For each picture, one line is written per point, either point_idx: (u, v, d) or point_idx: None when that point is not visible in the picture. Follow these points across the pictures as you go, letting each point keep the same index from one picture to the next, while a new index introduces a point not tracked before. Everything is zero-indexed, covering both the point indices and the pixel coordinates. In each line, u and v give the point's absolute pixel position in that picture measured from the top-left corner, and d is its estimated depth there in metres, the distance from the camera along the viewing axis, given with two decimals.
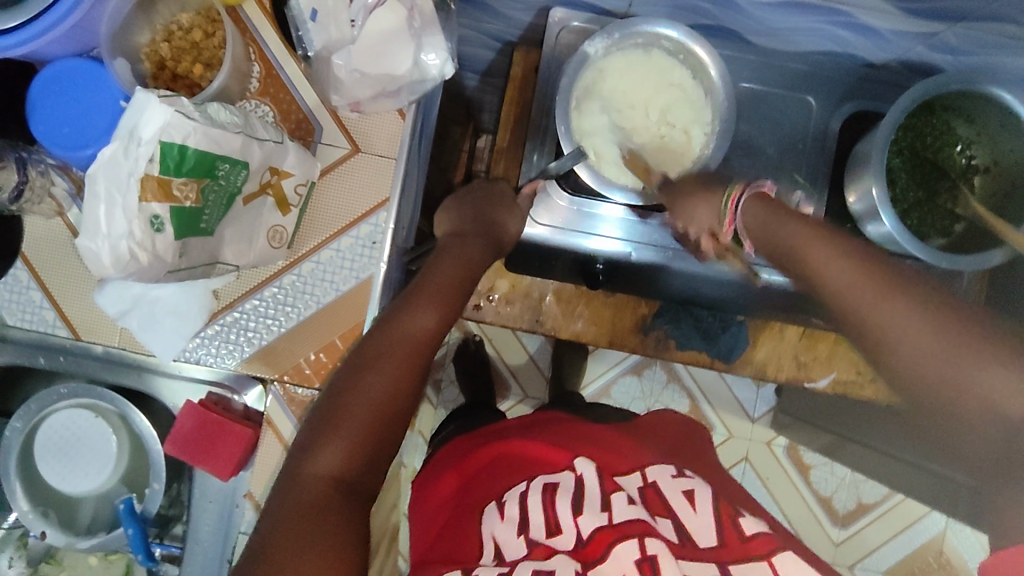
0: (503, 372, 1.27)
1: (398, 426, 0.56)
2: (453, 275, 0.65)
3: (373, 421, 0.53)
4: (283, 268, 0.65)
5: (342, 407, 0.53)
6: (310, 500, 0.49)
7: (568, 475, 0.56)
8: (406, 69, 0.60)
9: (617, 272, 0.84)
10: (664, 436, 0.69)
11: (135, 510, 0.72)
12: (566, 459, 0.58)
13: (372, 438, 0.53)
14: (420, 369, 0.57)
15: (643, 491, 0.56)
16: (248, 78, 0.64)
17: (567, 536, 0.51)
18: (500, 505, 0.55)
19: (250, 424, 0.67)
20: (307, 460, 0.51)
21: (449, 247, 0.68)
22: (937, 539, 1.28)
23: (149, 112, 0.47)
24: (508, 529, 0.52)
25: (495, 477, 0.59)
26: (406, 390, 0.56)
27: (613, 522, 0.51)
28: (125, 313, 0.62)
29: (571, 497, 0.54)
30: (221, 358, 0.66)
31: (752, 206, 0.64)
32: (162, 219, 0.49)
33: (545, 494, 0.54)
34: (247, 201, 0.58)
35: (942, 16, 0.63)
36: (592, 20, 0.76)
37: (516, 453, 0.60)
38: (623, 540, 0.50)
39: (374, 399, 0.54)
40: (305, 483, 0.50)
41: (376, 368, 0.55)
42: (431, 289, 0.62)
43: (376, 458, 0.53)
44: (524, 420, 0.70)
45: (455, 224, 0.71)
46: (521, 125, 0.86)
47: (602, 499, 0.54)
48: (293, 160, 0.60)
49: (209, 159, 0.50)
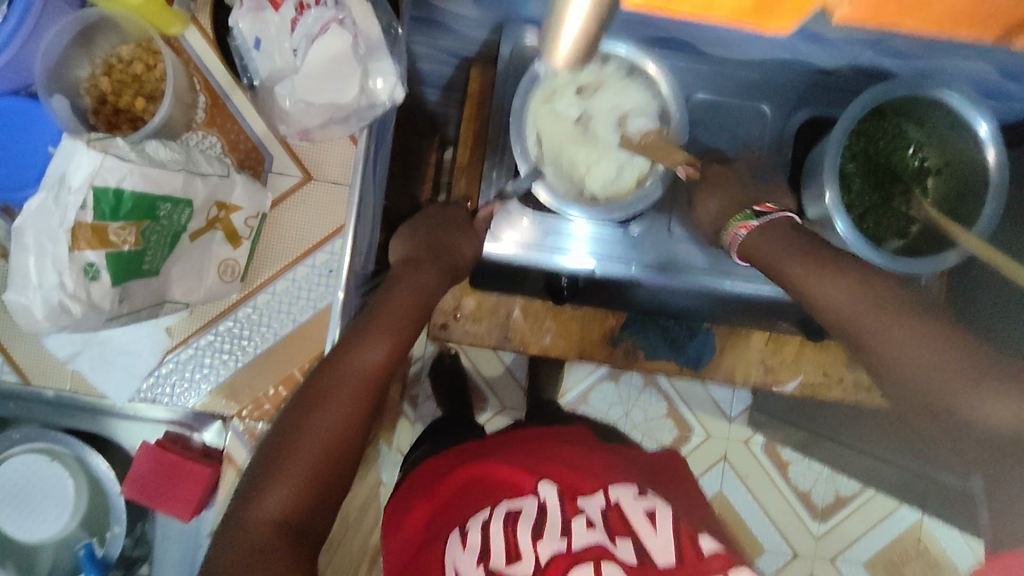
0: (479, 384, 1.26)
1: (347, 463, 0.54)
2: (407, 302, 0.62)
3: (322, 459, 0.52)
4: (238, 301, 0.64)
5: (289, 449, 0.53)
6: (258, 544, 0.48)
7: (531, 499, 0.56)
8: (353, 97, 0.58)
9: (581, 285, 0.84)
10: (634, 457, 0.69)
11: (96, 555, 0.71)
12: (530, 483, 0.57)
13: (322, 477, 0.53)
14: (372, 402, 0.56)
15: (605, 512, 0.55)
16: (193, 109, 0.63)
17: (527, 564, 0.51)
18: (462, 533, 0.54)
19: (209, 463, 0.66)
20: (254, 502, 0.50)
21: (405, 274, 0.65)
22: (915, 527, 1.30)
23: (78, 157, 0.45)
24: (468, 557, 0.53)
25: (463, 503, 0.58)
26: (358, 426, 0.55)
27: (570, 548, 0.52)
28: (76, 355, 0.62)
29: (533, 522, 0.54)
30: (178, 397, 0.65)
31: (771, 229, 0.65)
32: (98, 266, 0.48)
33: (507, 520, 0.54)
34: (194, 237, 0.56)
35: (889, 23, 0.63)
36: (546, 35, 0.76)
37: (482, 480, 0.59)
38: (581, 565, 0.51)
39: (322, 437, 0.53)
40: (251, 526, 0.49)
41: (324, 407, 0.54)
42: (384, 319, 0.59)
43: (326, 497, 0.53)
44: (493, 439, 0.68)
45: (407, 249, 0.69)
46: (480, 141, 0.86)
47: (562, 523, 0.54)
48: (241, 192, 0.58)
49: (148, 200, 0.48)
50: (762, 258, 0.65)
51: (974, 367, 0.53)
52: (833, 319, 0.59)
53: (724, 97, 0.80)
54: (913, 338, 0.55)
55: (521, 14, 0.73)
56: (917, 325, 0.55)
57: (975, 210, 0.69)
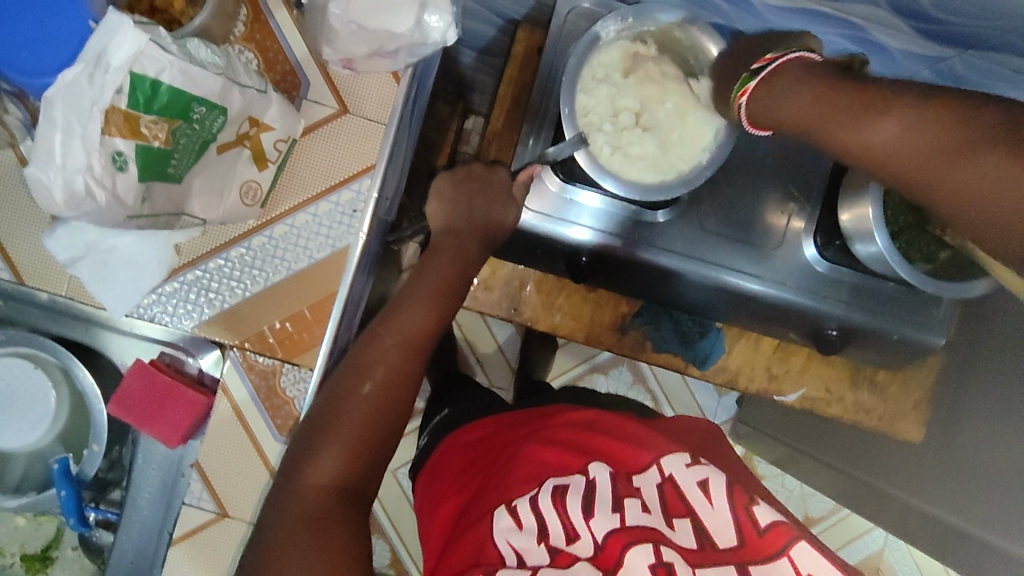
0: (470, 359, 1.24)
1: (395, 428, 0.54)
2: (446, 266, 0.63)
3: (369, 423, 0.52)
4: (254, 228, 0.61)
5: (338, 410, 0.52)
6: (313, 510, 0.47)
7: (578, 477, 0.52)
8: (408, 28, 0.55)
9: (603, 263, 0.80)
10: (683, 436, 0.66)
11: (70, 472, 0.68)
12: (578, 462, 0.54)
13: (372, 442, 0.52)
14: (417, 366, 0.56)
15: (661, 488, 0.52)
16: (233, 20, 0.59)
17: (586, 543, 0.47)
18: (511, 510, 0.50)
19: (204, 391, 0.64)
20: (306, 469, 0.50)
21: (444, 241, 0.66)
22: (875, 556, 1.31)
23: (119, 36, 0.43)
24: (526, 538, 0.48)
25: (505, 476, 0.55)
26: (403, 391, 0.54)
27: (627, 524, 0.48)
28: (76, 260, 0.59)
29: (583, 498, 0.50)
30: (177, 318, 0.62)
31: (796, 64, 0.56)
32: (126, 156, 0.45)
33: (555, 494, 0.50)
34: (221, 150, 0.53)
35: (953, 40, 0.62)
36: (601, 4, 0.73)
37: (526, 455, 0.56)
38: (639, 545, 0.47)
39: (367, 402, 0.52)
40: (304, 493, 0.48)
41: (373, 370, 0.53)
42: (425, 283, 0.61)
43: (375, 461, 0.52)
44: (517, 417, 0.67)
45: (447, 216, 0.68)
46: (516, 107, 0.84)
47: (616, 501, 0.50)
48: (275, 112, 0.56)
49: (183, 99, 0.46)
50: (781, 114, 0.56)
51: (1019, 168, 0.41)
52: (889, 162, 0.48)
53: None
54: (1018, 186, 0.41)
55: None
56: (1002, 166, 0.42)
57: None
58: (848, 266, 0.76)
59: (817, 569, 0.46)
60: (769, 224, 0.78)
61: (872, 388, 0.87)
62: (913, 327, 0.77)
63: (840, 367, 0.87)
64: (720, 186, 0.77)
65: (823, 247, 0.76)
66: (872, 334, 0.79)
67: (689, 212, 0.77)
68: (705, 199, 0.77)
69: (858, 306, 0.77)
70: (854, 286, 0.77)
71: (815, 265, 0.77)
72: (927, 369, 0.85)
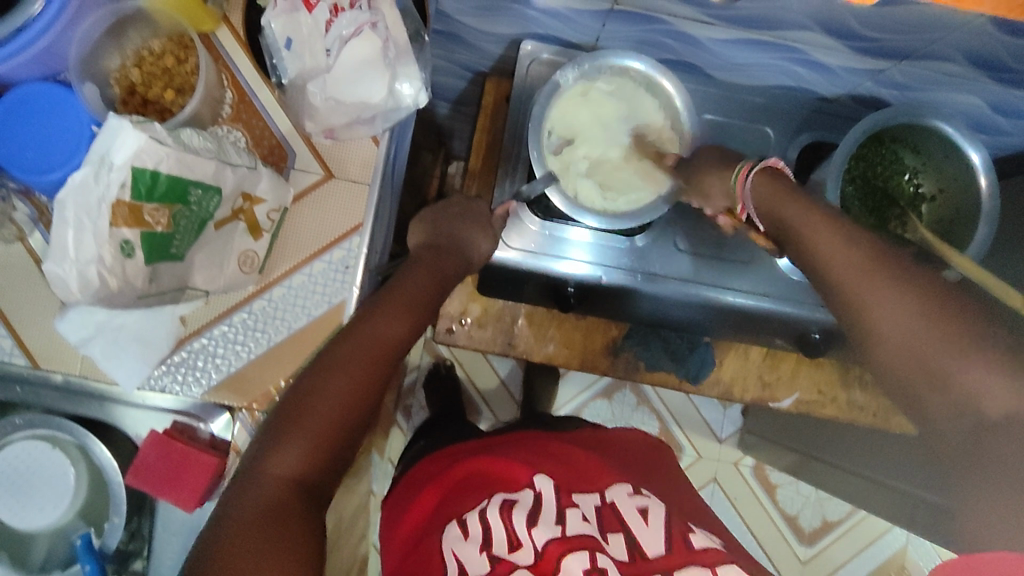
0: (473, 396, 1.26)
1: (357, 429, 0.56)
2: (419, 290, 0.66)
3: (334, 422, 0.53)
4: (253, 293, 0.65)
5: (304, 406, 0.53)
6: (270, 500, 0.48)
7: (527, 493, 0.56)
8: (382, 97, 0.60)
9: (586, 295, 0.85)
10: (635, 458, 0.69)
11: (93, 546, 0.70)
12: (526, 476, 0.58)
13: (333, 440, 0.53)
14: (383, 373, 0.58)
15: (600, 509, 0.56)
16: (220, 104, 0.64)
17: (525, 552, 0.52)
18: (460, 522, 0.55)
19: (216, 453, 0.66)
20: (265, 461, 0.50)
21: (423, 258, 0.71)
22: (899, 554, 1.31)
23: (122, 137, 0.47)
24: (470, 548, 0.52)
25: (467, 491, 0.58)
26: (368, 395, 0.56)
27: (564, 535, 0.53)
28: (87, 341, 0.62)
29: (527, 512, 0.54)
30: (187, 386, 0.65)
31: (764, 178, 0.64)
32: (133, 244, 0.49)
33: (503, 508, 0.55)
34: (218, 226, 0.58)
35: (888, 54, 0.67)
36: (561, 53, 0.78)
37: (479, 472, 0.60)
38: (575, 552, 0.51)
39: (333, 402, 0.54)
40: (262, 483, 0.49)
41: (342, 372, 0.55)
42: (398, 301, 0.63)
43: (334, 459, 0.53)
44: (490, 438, 0.69)
45: (426, 237, 0.74)
46: (492, 151, 0.88)
47: (557, 514, 0.55)
48: (266, 185, 0.60)
49: (181, 184, 0.50)
50: (783, 211, 0.61)
51: (953, 331, 0.49)
52: (835, 283, 0.55)
53: (731, 120, 0.83)
54: (903, 310, 0.51)
55: (539, 32, 0.76)
56: (906, 301, 0.51)
57: (967, 231, 0.70)
58: None
59: None
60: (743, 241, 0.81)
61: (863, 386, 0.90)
62: None
63: (830, 370, 0.90)
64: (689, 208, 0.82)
65: None
66: None
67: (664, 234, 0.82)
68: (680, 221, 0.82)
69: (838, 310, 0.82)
70: None
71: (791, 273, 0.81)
72: None
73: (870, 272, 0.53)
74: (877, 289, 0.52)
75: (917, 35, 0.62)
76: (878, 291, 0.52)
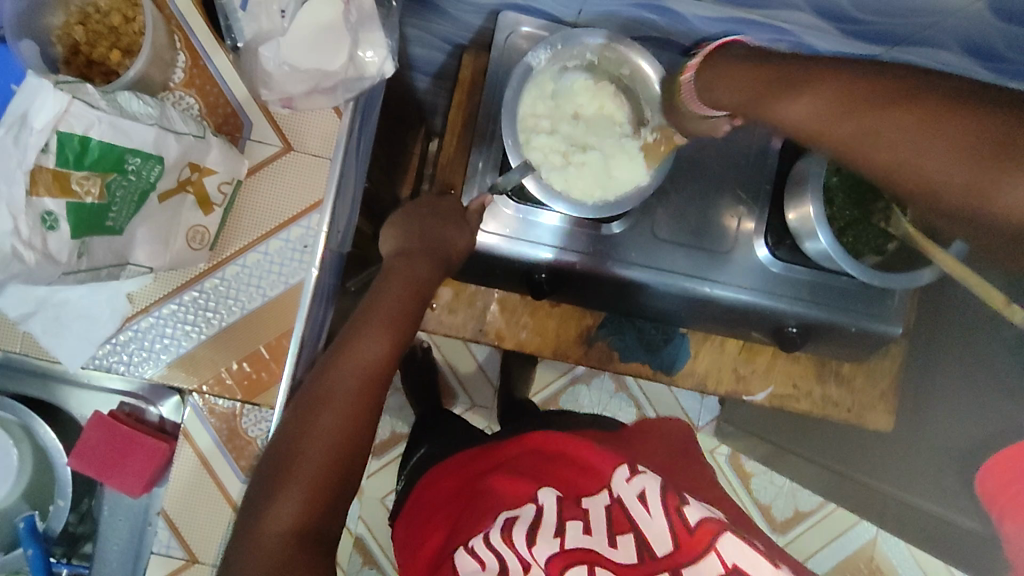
0: (450, 380, 1.24)
1: (356, 465, 0.53)
2: (398, 299, 0.62)
3: (328, 461, 0.50)
4: (205, 271, 0.62)
5: (296, 452, 0.50)
6: (275, 556, 0.46)
7: (527, 507, 0.52)
8: (342, 64, 0.56)
9: (562, 280, 0.80)
10: (652, 451, 0.67)
11: (37, 529, 0.69)
12: (527, 491, 0.54)
13: (331, 480, 0.50)
14: (373, 399, 0.55)
15: (607, 508, 0.52)
16: (171, 67, 0.60)
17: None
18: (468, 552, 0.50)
19: (164, 438, 0.65)
20: (263, 517, 0.48)
21: (397, 269, 0.65)
22: (868, 545, 1.31)
23: (43, 98, 0.44)
24: None
25: (476, 508, 0.55)
26: (360, 426, 0.53)
27: (564, 547, 0.48)
28: (28, 316, 0.58)
29: (527, 528, 0.50)
30: (133, 367, 0.61)
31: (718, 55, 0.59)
32: (57, 216, 0.46)
33: (504, 528, 0.50)
34: (162, 199, 0.53)
35: (880, 39, 0.64)
36: (543, 26, 0.75)
37: (487, 487, 0.57)
38: (576, 565, 0.47)
39: (322, 441, 0.51)
40: (265, 541, 0.47)
41: (328, 407, 0.52)
42: (380, 316, 0.60)
43: (337, 500, 0.51)
44: (490, 447, 0.67)
45: (398, 243, 0.68)
46: (468, 129, 0.84)
47: (557, 524, 0.50)
48: (216, 155, 0.56)
49: (115, 152, 0.47)
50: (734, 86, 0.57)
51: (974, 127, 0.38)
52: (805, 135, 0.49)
53: None
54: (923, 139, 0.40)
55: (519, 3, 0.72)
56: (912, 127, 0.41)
57: None
58: (800, 263, 0.77)
59: (741, 559, 0.48)
60: (726, 229, 0.78)
61: (838, 381, 0.87)
62: (870, 318, 0.78)
63: (806, 363, 0.88)
64: (669, 195, 0.78)
65: (774, 246, 0.77)
66: (831, 328, 0.79)
67: (643, 220, 0.78)
68: (658, 207, 0.78)
69: (816, 302, 0.78)
70: (813, 283, 0.77)
71: (769, 265, 0.78)
72: (891, 358, 0.86)
73: (852, 117, 0.45)
74: (901, 109, 0.42)
75: (908, 19, 0.59)
76: (902, 110, 0.42)
